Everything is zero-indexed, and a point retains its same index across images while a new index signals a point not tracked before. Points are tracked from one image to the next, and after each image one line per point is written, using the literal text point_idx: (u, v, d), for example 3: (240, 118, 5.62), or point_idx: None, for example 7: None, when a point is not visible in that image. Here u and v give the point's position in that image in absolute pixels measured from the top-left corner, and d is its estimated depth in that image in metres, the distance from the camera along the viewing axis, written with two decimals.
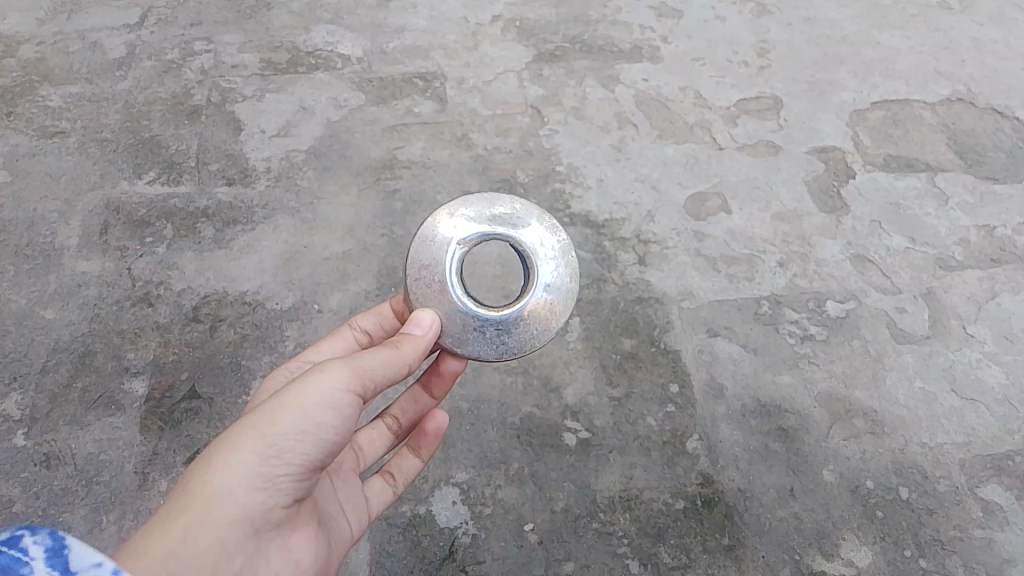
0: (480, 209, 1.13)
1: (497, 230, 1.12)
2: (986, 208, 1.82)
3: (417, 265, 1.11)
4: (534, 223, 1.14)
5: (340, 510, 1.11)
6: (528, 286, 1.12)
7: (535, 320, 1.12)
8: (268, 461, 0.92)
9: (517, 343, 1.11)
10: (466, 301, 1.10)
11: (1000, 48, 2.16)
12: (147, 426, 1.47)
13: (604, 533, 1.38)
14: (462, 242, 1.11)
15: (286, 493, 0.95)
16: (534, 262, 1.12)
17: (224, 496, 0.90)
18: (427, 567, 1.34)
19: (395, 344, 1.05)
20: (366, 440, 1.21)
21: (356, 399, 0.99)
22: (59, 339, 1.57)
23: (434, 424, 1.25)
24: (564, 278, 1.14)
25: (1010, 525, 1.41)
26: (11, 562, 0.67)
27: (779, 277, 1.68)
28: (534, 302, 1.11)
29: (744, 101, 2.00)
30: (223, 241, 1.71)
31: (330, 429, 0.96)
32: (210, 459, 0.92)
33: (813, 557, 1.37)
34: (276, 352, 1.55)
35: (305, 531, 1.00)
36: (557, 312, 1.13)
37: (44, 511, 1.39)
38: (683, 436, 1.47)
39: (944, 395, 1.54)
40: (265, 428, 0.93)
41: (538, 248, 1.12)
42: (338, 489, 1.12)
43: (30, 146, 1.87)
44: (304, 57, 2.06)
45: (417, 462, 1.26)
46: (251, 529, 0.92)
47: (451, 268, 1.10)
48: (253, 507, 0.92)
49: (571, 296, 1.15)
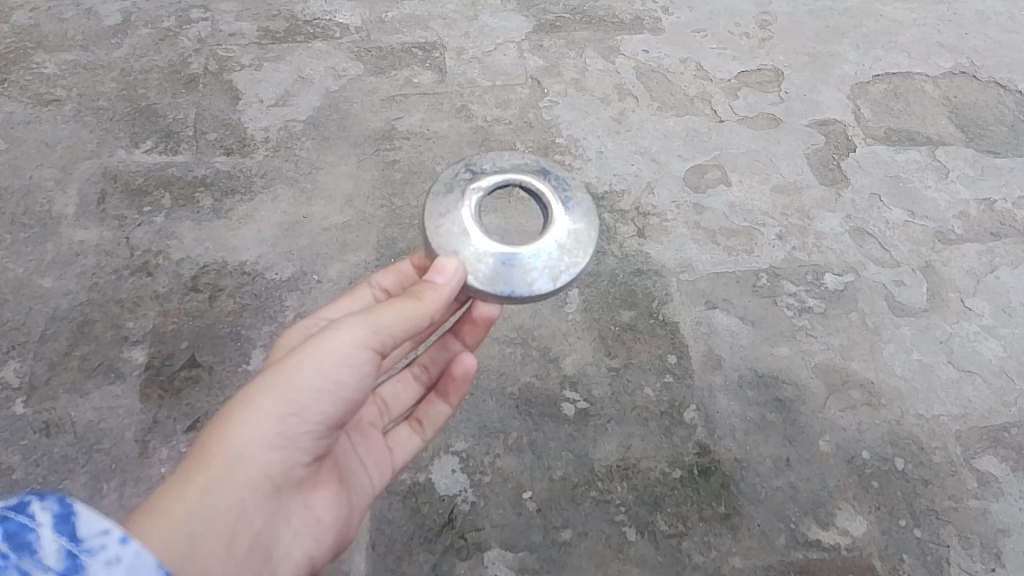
0: (489, 161, 1.14)
1: (510, 174, 1.12)
2: (986, 181, 1.82)
3: (435, 217, 1.10)
4: (544, 168, 1.14)
5: (360, 467, 1.16)
6: (549, 221, 1.10)
7: (563, 251, 1.09)
8: (286, 420, 0.97)
9: (549, 277, 1.07)
10: (489, 240, 1.07)
11: (1004, 21, 2.15)
12: (147, 394, 1.48)
13: (601, 502, 1.39)
14: (477, 188, 1.10)
15: (304, 452, 1.00)
16: (550, 197, 1.11)
17: (242, 456, 0.95)
18: (427, 534, 1.36)
19: (416, 295, 1.02)
20: (390, 393, 1.27)
21: (372, 355, 1.01)
22: (57, 308, 1.58)
23: (461, 368, 1.23)
24: (583, 213, 1.12)
25: (1004, 496, 1.43)
26: (18, 529, 0.72)
27: (778, 250, 1.69)
28: (556, 233, 1.09)
29: (745, 73, 1.98)
30: (221, 211, 1.70)
31: (345, 388, 1.00)
32: (228, 420, 0.96)
33: (808, 526, 1.38)
34: (276, 322, 1.55)
35: (325, 489, 1.07)
36: (582, 243, 1.10)
37: (44, 479, 1.40)
38: (681, 406, 1.49)
39: (940, 366, 1.55)
40: (281, 387, 0.97)
41: (552, 184, 1.12)
42: (357, 446, 1.17)
43: (25, 113, 1.85)
44: (302, 27, 2.04)
45: (446, 407, 1.26)
46: (270, 487, 0.98)
47: (470, 213, 1.09)
48: (271, 467, 0.97)
49: (593, 229, 1.12)
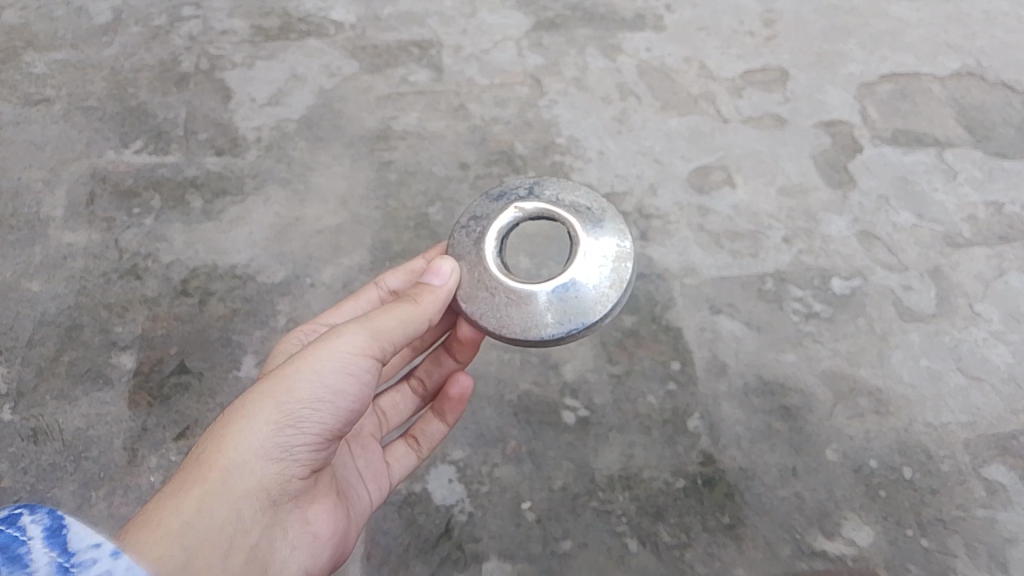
0: (555, 191, 1.10)
1: (560, 210, 1.07)
2: (995, 183, 1.78)
3: (469, 216, 1.10)
4: (601, 218, 1.08)
5: (359, 479, 1.13)
6: (561, 275, 1.03)
7: (550, 311, 1.02)
8: (286, 429, 0.93)
9: (519, 324, 1.02)
10: (495, 258, 1.05)
11: (1012, 21, 2.10)
12: (135, 401, 1.44)
13: (603, 512, 1.35)
14: (521, 207, 1.07)
15: (303, 465, 0.97)
16: (582, 249, 1.04)
17: (241, 467, 0.91)
18: (423, 546, 1.32)
19: (414, 297, 1.01)
20: (388, 404, 1.24)
21: (372, 361, 0.99)
22: (44, 312, 1.54)
23: (458, 389, 1.22)
24: (603, 285, 1.03)
25: (1015, 506, 1.39)
26: (9, 542, 0.69)
27: (784, 253, 1.64)
28: (558, 286, 1.02)
29: (749, 72, 1.94)
30: (213, 212, 1.66)
31: (346, 396, 0.97)
32: (225, 429, 0.93)
33: (815, 538, 1.34)
34: (268, 327, 1.51)
35: (324, 504, 1.04)
36: (579, 311, 1.02)
37: (32, 487, 1.36)
38: (685, 414, 1.44)
39: (950, 373, 1.51)
40: (280, 395, 0.94)
41: (591, 243, 1.05)
42: (357, 458, 1.14)
43: (14, 114, 1.82)
44: (297, 24, 1.99)
45: (442, 426, 1.24)
46: (268, 500, 0.94)
47: (499, 226, 1.07)
48: (269, 479, 0.93)
49: (602, 305, 1.03)
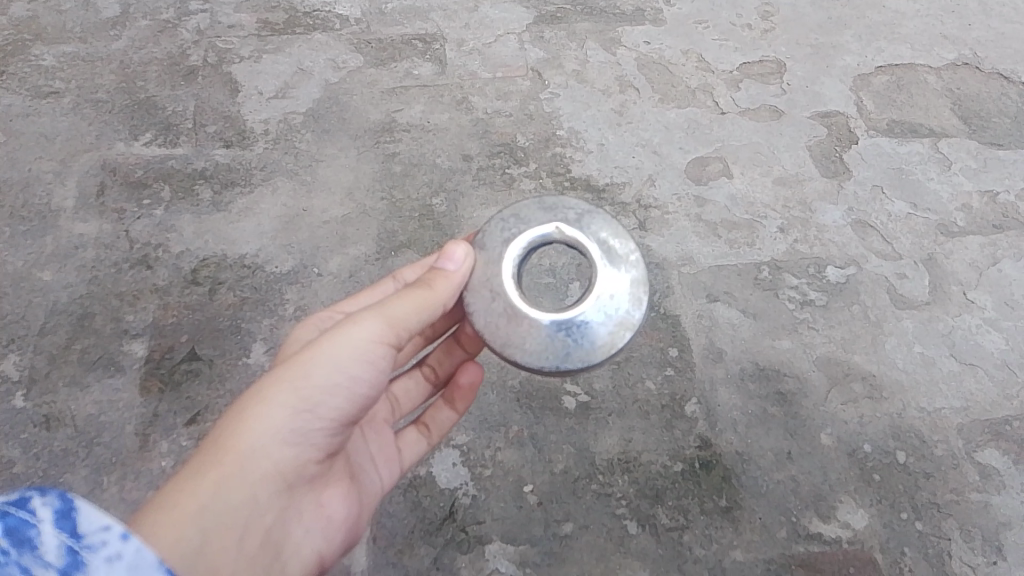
0: (603, 226, 1.06)
1: (592, 254, 1.04)
2: (990, 173, 1.81)
3: (512, 214, 1.08)
4: (628, 275, 1.04)
5: (371, 463, 1.18)
6: (565, 312, 1.02)
7: (537, 340, 1.01)
8: (301, 414, 0.97)
9: (505, 336, 1.02)
10: (513, 265, 1.04)
11: (1009, 12, 2.12)
12: (147, 387, 1.48)
13: (602, 495, 1.39)
14: (560, 229, 1.05)
15: (318, 449, 1.01)
16: (593, 298, 1.02)
17: (256, 452, 0.96)
18: (428, 527, 1.36)
19: (428, 283, 1.03)
20: (400, 390, 1.28)
21: (385, 349, 1.02)
22: (57, 301, 1.58)
23: (468, 378, 1.26)
24: (597, 338, 1.02)
25: (1006, 489, 1.43)
26: (19, 525, 0.73)
27: (780, 243, 1.68)
28: (554, 320, 1.01)
29: (746, 65, 1.97)
30: (221, 203, 1.70)
31: (360, 383, 1.01)
32: (243, 413, 0.97)
33: (810, 520, 1.38)
34: (276, 315, 1.55)
35: (336, 487, 1.09)
36: (556, 354, 1.01)
37: (44, 473, 1.40)
38: (682, 400, 1.48)
39: (942, 360, 1.55)
40: (297, 381, 0.97)
41: (606, 295, 1.02)
42: (370, 442, 1.19)
43: (24, 106, 1.85)
44: (302, 18, 2.02)
45: (452, 414, 1.28)
46: (284, 483, 0.99)
47: (532, 237, 1.05)
48: (285, 462, 0.98)
49: (580, 360, 1.01)
